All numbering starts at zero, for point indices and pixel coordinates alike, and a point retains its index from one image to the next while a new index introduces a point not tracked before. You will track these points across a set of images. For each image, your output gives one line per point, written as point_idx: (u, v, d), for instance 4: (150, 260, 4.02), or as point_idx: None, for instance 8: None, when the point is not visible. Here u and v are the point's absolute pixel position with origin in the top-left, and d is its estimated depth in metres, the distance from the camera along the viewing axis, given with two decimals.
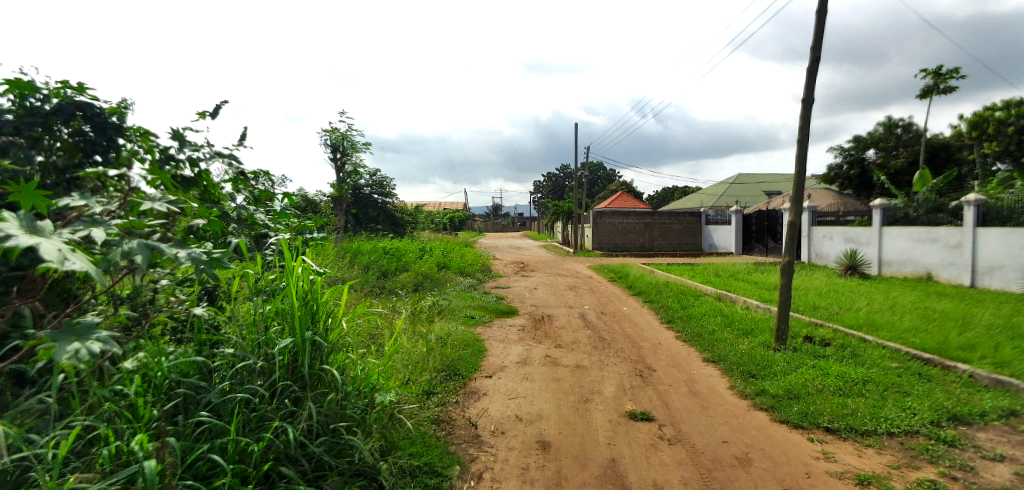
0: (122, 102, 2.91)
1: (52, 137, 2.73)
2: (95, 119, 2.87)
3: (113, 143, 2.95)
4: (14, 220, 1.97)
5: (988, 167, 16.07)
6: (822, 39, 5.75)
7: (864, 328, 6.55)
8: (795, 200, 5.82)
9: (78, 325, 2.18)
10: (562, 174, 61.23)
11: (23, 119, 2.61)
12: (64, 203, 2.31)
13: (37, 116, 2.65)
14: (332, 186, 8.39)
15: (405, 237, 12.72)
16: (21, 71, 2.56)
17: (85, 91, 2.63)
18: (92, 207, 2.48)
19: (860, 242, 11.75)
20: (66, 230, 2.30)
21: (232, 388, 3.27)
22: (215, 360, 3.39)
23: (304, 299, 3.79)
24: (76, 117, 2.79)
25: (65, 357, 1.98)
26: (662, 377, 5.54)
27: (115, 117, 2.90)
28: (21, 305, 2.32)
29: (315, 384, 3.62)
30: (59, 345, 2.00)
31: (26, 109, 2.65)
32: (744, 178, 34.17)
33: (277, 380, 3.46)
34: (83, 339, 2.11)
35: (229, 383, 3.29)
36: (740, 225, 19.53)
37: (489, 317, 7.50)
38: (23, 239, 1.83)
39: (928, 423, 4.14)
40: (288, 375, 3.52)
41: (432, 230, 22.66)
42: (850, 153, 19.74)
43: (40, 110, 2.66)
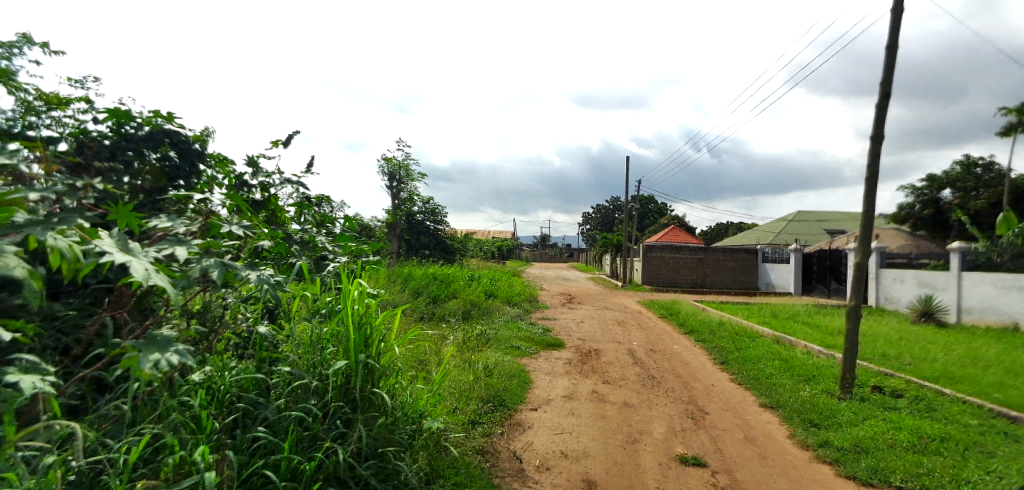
0: (205, 130, 3.16)
1: (141, 161, 2.95)
2: (180, 145, 3.08)
3: (194, 168, 3.15)
4: (110, 238, 2.07)
5: None
6: (892, 74, 5.54)
7: (941, 380, 6.03)
8: (863, 240, 5.51)
9: (158, 337, 2.32)
10: (609, 207, 60.91)
11: (119, 143, 2.90)
12: (154, 222, 2.49)
13: (131, 142, 2.93)
14: (388, 213, 8.70)
15: (454, 264, 12.96)
16: (120, 101, 2.81)
17: (172, 120, 2.86)
18: (176, 228, 2.69)
19: (935, 286, 10.97)
20: (154, 248, 2.45)
21: (288, 406, 3.38)
22: (273, 377, 3.51)
23: (359, 322, 3.88)
24: (163, 142, 3.00)
25: (146, 365, 2.14)
26: (715, 421, 5.28)
27: (198, 144, 3.14)
28: (107, 316, 2.49)
29: (366, 407, 3.67)
30: (141, 354, 2.15)
31: (122, 134, 2.94)
32: (805, 217, 32.70)
33: (330, 401, 3.54)
34: (162, 350, 2.26)
35: (286, 400, 3.39)
36: (798, 263, 18.61)
37: (536, 349, 7.43)
38: (117, 256, 1.94)
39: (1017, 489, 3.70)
40: (341, 396, 3.61)
41: (480, 260, 23.00)
42: (922, 192, 18.66)
43: (134, 136, 2.94)
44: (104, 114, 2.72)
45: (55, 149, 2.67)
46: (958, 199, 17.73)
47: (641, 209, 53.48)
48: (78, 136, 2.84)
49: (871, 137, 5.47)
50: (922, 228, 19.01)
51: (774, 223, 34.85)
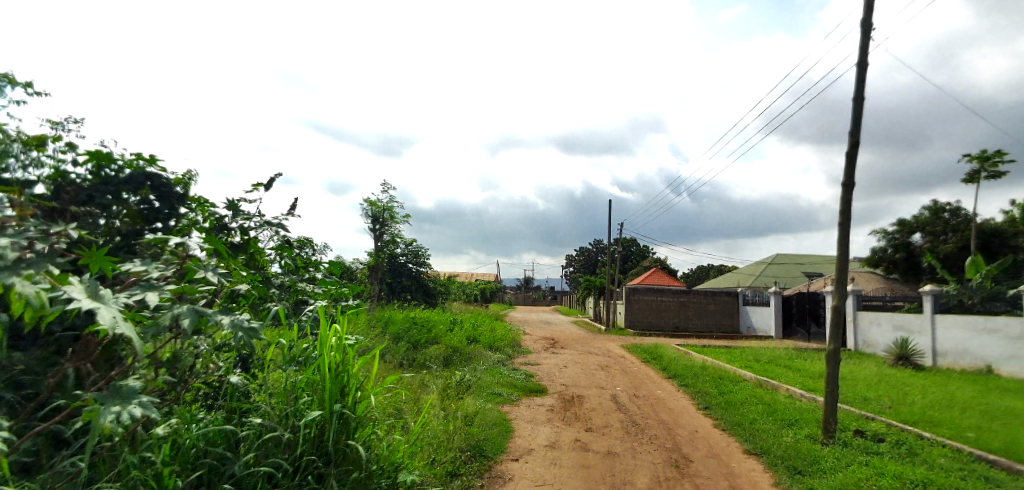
0: (191, 172, 2.79)
1: (120, 205, 2.62)
2: (162, 189, 2.74)
3: (175, 212, 2.79)
4: (80, 283, 1.87)
5: None
6: (861, 124, 5.76)
7: (921, 424, 6.07)
8: (838, 282, 5.62)
9: (123, 389, 2.14)
10: (593, 246, 61.47)
11: (98, 186, 2.57)
12: (126, 266, 2.22)
13: (110, 185, 2.60)
14: (370, 256, 8.60)
15: (436, 308, 12.78)
16: (100, 142, 2.49)
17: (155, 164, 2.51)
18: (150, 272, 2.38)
19: (910, 329, 11.19)
20: (124, 293, 2.20)
21: (258, 460, 3.19)
22: (243, 429, 3.31)
23: (336, 371, 3.68)
24: (145, 185, 2.67)
25: (107, 420, 1.93)
26: (700, 469, 5.19)
27: (180, 188, 2.76)
28: (70, 367, 2.23)
29: (340, 461, 3.51)
30: (102, 408, 1.95)
31: (102, 178, 2.60)
32: (783, 258, 33.39)
33: (302, 455, 3.36)
34: (125, 402, 2.05)
35: (255, 454, 3.20)
36: (779, 307, 18.80)
37: (518, 395, 7.29)
38: (85, 303, 1.74)
39: None
40: (313, 449, 3.45)
41: (462, 304, 22.70)
42: (893, 236, 19.31)
43: (114, 179, 2.60)
44: (85, 156, 2.43)
45: (30, 193, 2.41)
46: (928, 243, 18.31)
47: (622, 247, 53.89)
48: (55, 179, 2.53)
49: (844, 185, 5.64)
50: (897, 272, 19.50)
51: (754, 264, 35.36)
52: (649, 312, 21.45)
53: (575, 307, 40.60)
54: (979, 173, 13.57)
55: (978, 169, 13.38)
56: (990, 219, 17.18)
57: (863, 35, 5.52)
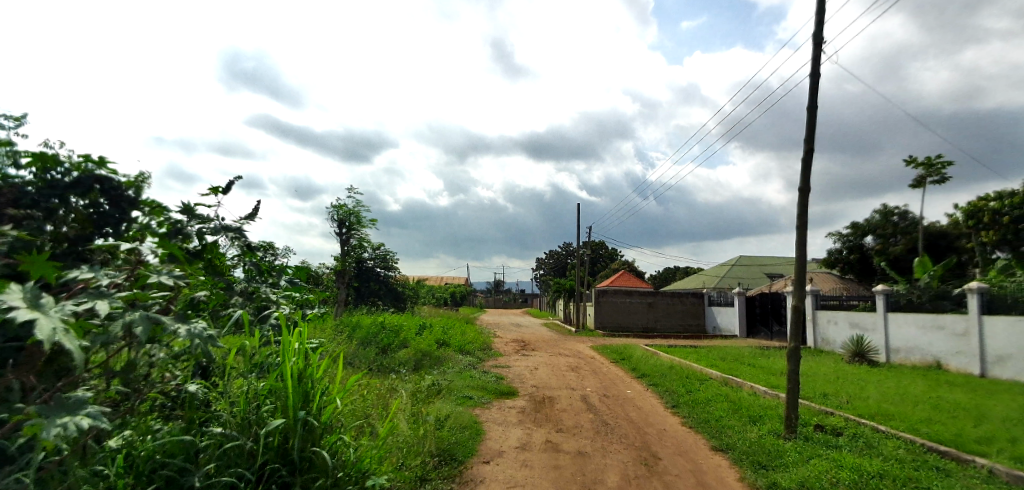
0: (143, 174, 2.70)
1: (66, 209, 2.47)
2: (112, 192, 2.61)
3: (127, 216, 2.66)
4: (18, 292, 1.78)
5: (988, 255, 15.90)
6: (814, 131, 6.01)
7: (877, 418, 6.31)
8: (798, 282, 5.81)
9: (68, 400, 2.01)
10: (566, 251, 62.06)
11: (42, 190, 2.40)
12: (72, 273, 2.14)
13: (56, 189, 2.42)
14: (336, 260, 8.49)
15: (405, 312, 12.68)
16: (46, 143, 2.35)
17: (106, 167, 2.41)
18: (99, 278, 2.31)
19: (866, 327, 11.67)
20: (71, 301, 2.13)
21: (218, 471, 3.12)
22: (203, 439, 3.19)
23: (300, 378, 3.63)
24: (93, 188, 2.53)
25: (51, 434, 1.81)
26: (668, 467, 5.27)
27: (132, 191, 2.68)
28: (13, 379, 2.06)
29: (305, 468, 3.45)
30: (46, 420, 1.84)
31: (47, 181, 2.43)
32: (747, 260, 34.50)
33: (265, 463, 3.31)
34: (72, 414, 1.95)
35: (216, 465, 3.11)
36: (743, 309, 19.30)
37: (489, 398, 7.28)
38: (22, 312, 1.67)
39: None
40: (278, 457, 3.39)
41: (434, 309, 22.50)
42: (849, 239, 20.04)
43: (60, 183, 2.44)
44: (28, 158, 2.25)
45: None
46: (879, 245, 19.18)
47: (593, 254, 54.43)
48: None
49: (801, 189, 5.87)
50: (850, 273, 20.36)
51: (719, 266, 36.35)
52: (619, 314, 21.75)
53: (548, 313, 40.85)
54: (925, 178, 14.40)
55: (925, 175, 14.16)
56: (937, 222, 18.13)
57: (816, 46, 5.80)
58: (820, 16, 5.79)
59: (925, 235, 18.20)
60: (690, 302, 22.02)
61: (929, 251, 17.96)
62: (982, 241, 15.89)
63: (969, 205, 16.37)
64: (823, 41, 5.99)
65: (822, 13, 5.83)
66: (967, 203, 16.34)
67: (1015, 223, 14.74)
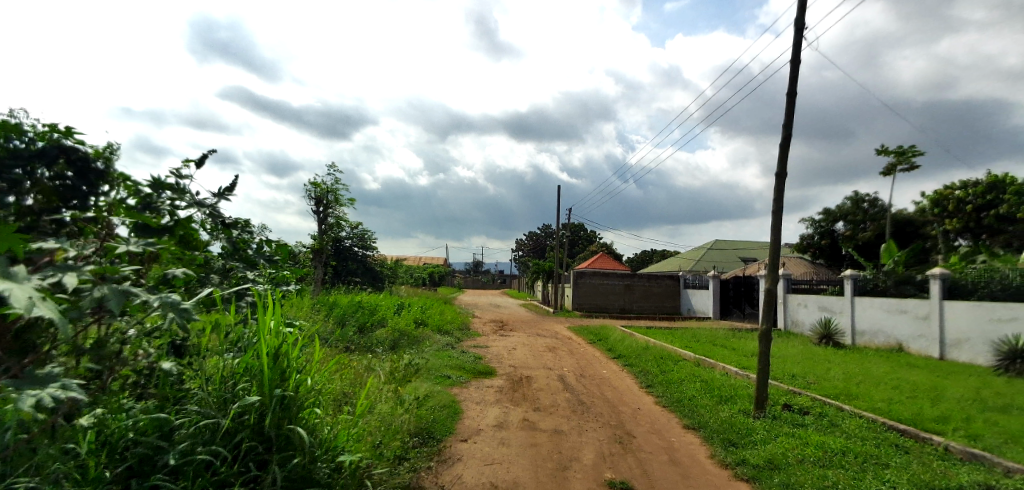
0: (111, 146, 2.59)
1: (32, 181, 2.34)
2: (79, 164, 2.49)
3: (96, 189, 2.55)
4: None
5: (950, 242, 16.54)
6: (793, 117, 6.07)
7: (841, 397, 6.57)
8: (771, 267, 5.90)
9: (41, 373, 1.92)
10: (545, 233, 62.21)
11: (4, 159, 2.26)
12: (37, 244, 2.00)
13: (18, 158, 2.30)
14: (313, 239, 8.35)
15: (383, 291, 12.61)
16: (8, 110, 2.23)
17: (73, 135, 2.29)
18: (66, 251, 2.21)
19: (833, 310, 12.05)
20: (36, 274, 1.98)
21: (193, 449, 3.05)
22: (179, 418, 3.17)
23: (275, 355, 3.58)
24: (58, 160, 2.41)
25: (24, 405, 1.71)
26: (642, 444, 5.42)
27: (101, 162, 2.57)
28: None
29: (282, 446, 3.44)
30: (19, 393, 1.73)
31: (9, 150, 2.29)
32: (723, 244, 35.15)
33: (242, 440, 3.28)
34: (44, 387, 1.84)
35: (192, 442, 3.06)
36: (717, 291, 19.69)
37: (467, 377, 7.35)
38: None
39: None
40: (254, 435, 3.36)
41: (412, 288, 22.34)
42: (821, 225, 20.58)
43: (23, 153, 2.31)
44: None
45: None
46: (848, 232, 19.76)
47: (571, 236, 54.80)
48: None
49: (777, 175, 5.94)
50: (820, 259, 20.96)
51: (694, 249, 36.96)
52: (597, 296, 22.00)
53: (526, 293, 41.10)
54: (895, 167, 14.78)
55: (896, 164, 14.55)
56: (904, 209, 18.73)
57: (798, 32, 5.81)
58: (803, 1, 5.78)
59: (893, 222, 18.78)
60: (667, 285, 22.39)
61: (896, 237, 18.57)
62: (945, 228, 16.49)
63: (935, 194, 16.93)
64: (804, 28, 6.01)
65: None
66: (932, 192, 16.93)
67: (977, 211, 15.34)
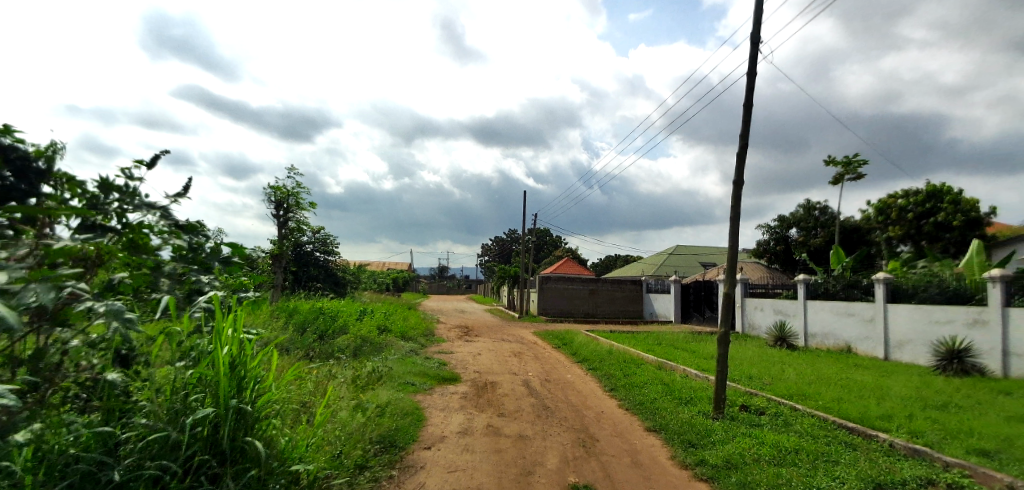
0: (54, 144, 2.30)
1: None
2: (18, 162, 2.19)
3: (36, 190, 2.25)
4: None
5: (892, 248, 17.53)
6: (750, 128, 6.29)
7: (794, 397, 6.84)
8: (728, 271, 6.09)
9: None
10: (512, 237, 62.49)
11: None
12: None
13: None
14: (272, 244, 8.11)
15: (345, 297, 12.38)
16: None
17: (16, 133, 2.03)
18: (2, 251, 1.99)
19: (787, 313, 12.55)
20: None
21: (140, 464, 2.92)
22: (124, 431, 3.00)
23: (232, 366, 3.45)
24: None
25: None
26: (605, 448, 5.48)
27: (42, 163, 2.27)
28: None
29: (237, 458, 3.31)
30: None
31: None
32: (684, 249, 36.16)
33: (193, 454, 3.12)
34: None
35: (138, 457, 2.91)
36: (679, 295, 20.20)
37: (431, 384, 7.28)
38: None
39: None
40: (207, 448, 3.21)
41: (377, 293, 21.98)
42: (776, 231, 21.43)
43: None
44: None
45: None
46: (802, 237, 20.62)
47: (537, 240, 55.19)
48: None
49: (734, 184, 6.14)
50: (776, 263, 21.79)
51: (657, 254, 37.87)
52: (563, 299, 22.21)
53: (492, 297, 41.11)
54: (844, 176, 15.54)
55: (844, 173, 15.31)
56: (851, 216, 19.76)
57: (753, 47, 6.03)
58: (757, 18, 6.01)
59: (841, 229, 19.77)
60: (631, 289, 22.81)
61: (844, 243, 19.55)
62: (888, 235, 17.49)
63: (879, 202, 17.91)
64: (759, 43, 6.26)
65: (760, 13, 6.04)
66: (877, 200, 17.89)
67: (917, 219, 16.32)
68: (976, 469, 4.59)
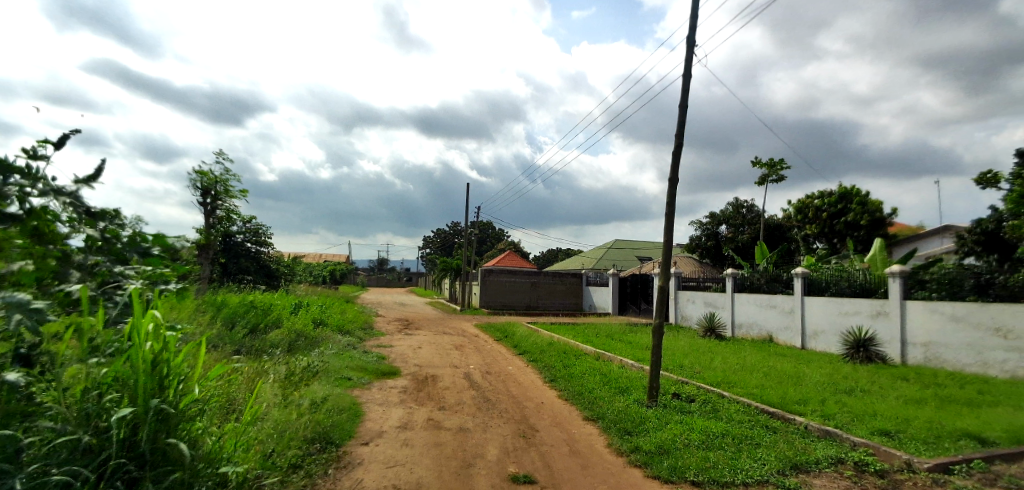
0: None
1: None
2: None
3: None
4: None
5: (808, 245, 18.98)
6: (684, 127, 6.54)
7: (721, 385, 7.24)
8: (663, 266, 6.33)
9: None
10: (456, 231, 62.19)
11: None
12: None
13: None
14: (198, 233, 7.61)
15: (277, 290, 11.88)
16: None
17: None
18: None
19: (717, 305, 13.25)
20: None
21: (44, 471, 2.53)
22: (25, 437, 2.55)
23: (155, 363, 3.02)
24: None
25: None
26: (545, 438, 5.58)
27: None
28: None
29: (158, 461, 2.98)
30: None
31: None
32: (623, 244, 37.40)
33: (108, 457, 2.75)
34: None
35: (42, 463, 2.51)
36: (617, 288, 20.85)
37: (369, 379, 7.14)
38: None
39: (776, 472, 4.55)
40: (124, 451, 2.85)
41: (312, 287, 21.17)
42: (708, 228, 22.59)
43: None
44: None
45: None
46: (730, 234, 21.86)
47: (481, 234, 55.33)
48: None
49: (669, 181, 6.38)
50: (707, 258, 22.86)
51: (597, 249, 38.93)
52: (505, 293, 22.37)
53: (434, 290, 40.73)
54: (769, 177, 16.60)
55: (768, 175, 16.32)
56: (774, 215, 21.17)
57: (688, 50, 6.29)
58: (692, 22, 6.24)
59: (766, 227, 21.14)
60: (572, 282, 23.32)
61: (767, 240, 20.93)
62: (805, 233, 18.90)
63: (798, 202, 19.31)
64: (694, 47, 6.51)
65: (695, 17, 6.28)
66: (798, 200, 19.26)
67: (830, 219, 17.74)
68: (879, 448, 5.03)
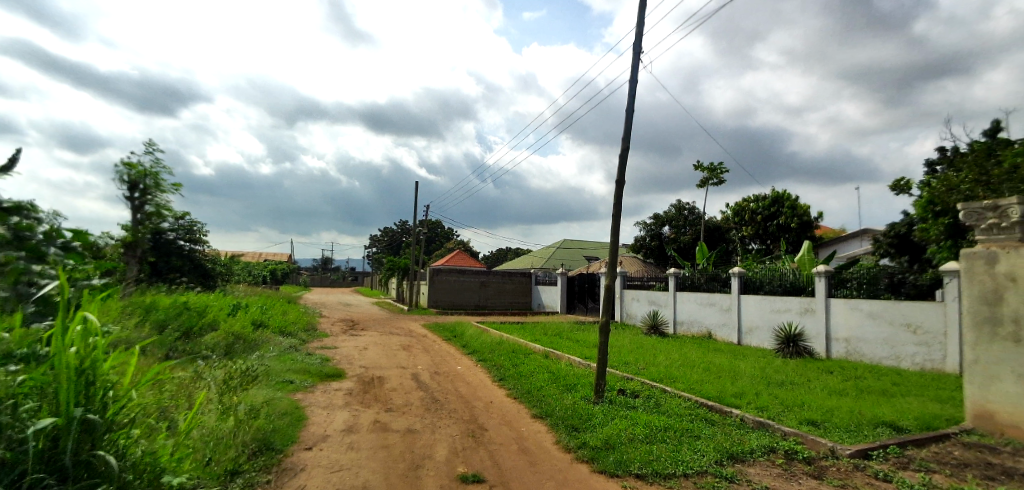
0: None
1: None
2: None
3: None
4: None
5: (745, 246, 19.99)
6: (630, 131, 6.71)
7: (664, 380, 7.51)
8: (609, 265, 6.48)
9: None
10: (403, 230, 61.10)
11: None
12: None
13: None
14: (124, 229, 7.12)
15: (212, 291, 11.30)
16: None
17: None
18: None
19: (660, 303, 13.71)
20: None
21: None
22: None
23: (80, 370, 2.74)
24: None
25: None
26: (493, 437, 5.61)
27: None
28: None
29: (81, 475, 2.70)
30: None
31: None
32: (573, 243, 38.04)
33: (24, 472, 2.45)
34: None
35: None
36: (565, 286, 21.19)
37: (312, 381, 6.95)
38: None
39: (714, 462, 4.76)
40: (41, 465, 2.57)
41: (250, 287, 20.17)
42: (653, 228, 23.35)
43: None
44: None
45: None
46: (673, 235, 22.68)
47: (433, 232, 54.77)
48: None
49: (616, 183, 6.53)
50: (651, 257, 23.61)
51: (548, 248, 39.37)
52: (452, 291, 22.23)
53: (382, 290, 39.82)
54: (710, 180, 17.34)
55: (709, 178, 17.00)
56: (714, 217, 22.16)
57: (635, 56, 6.45)
58: (638, 28, 6.41)
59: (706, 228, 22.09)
60: (520, 281, 23.50)
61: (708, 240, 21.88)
62: (743, 234, 19.89)
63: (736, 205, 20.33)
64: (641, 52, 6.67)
65: (641, 25, 6.46)
66: (736, 203, 20.24)
67: (765, 221, 18.76)
68: (806, 436, 5.37)
